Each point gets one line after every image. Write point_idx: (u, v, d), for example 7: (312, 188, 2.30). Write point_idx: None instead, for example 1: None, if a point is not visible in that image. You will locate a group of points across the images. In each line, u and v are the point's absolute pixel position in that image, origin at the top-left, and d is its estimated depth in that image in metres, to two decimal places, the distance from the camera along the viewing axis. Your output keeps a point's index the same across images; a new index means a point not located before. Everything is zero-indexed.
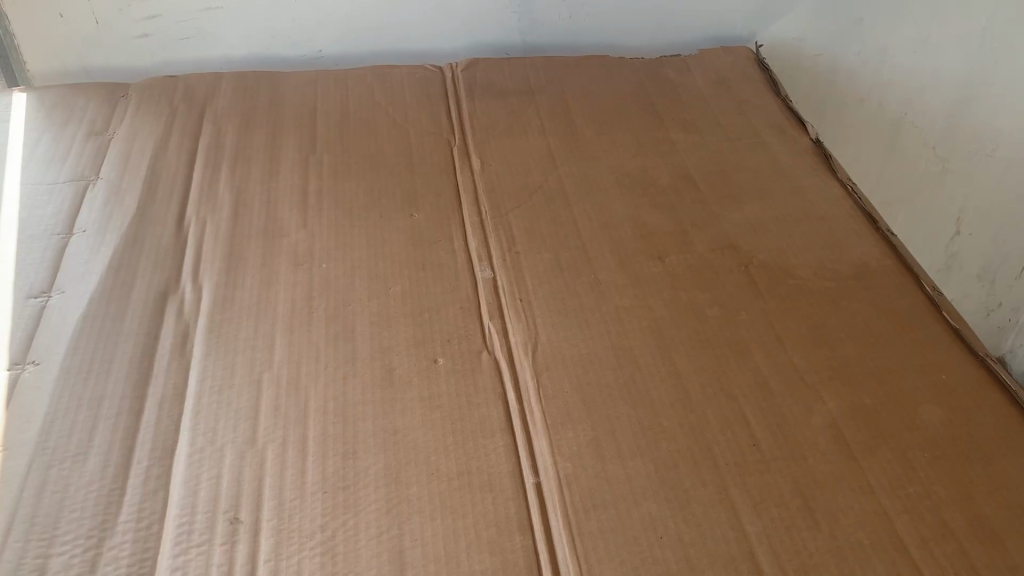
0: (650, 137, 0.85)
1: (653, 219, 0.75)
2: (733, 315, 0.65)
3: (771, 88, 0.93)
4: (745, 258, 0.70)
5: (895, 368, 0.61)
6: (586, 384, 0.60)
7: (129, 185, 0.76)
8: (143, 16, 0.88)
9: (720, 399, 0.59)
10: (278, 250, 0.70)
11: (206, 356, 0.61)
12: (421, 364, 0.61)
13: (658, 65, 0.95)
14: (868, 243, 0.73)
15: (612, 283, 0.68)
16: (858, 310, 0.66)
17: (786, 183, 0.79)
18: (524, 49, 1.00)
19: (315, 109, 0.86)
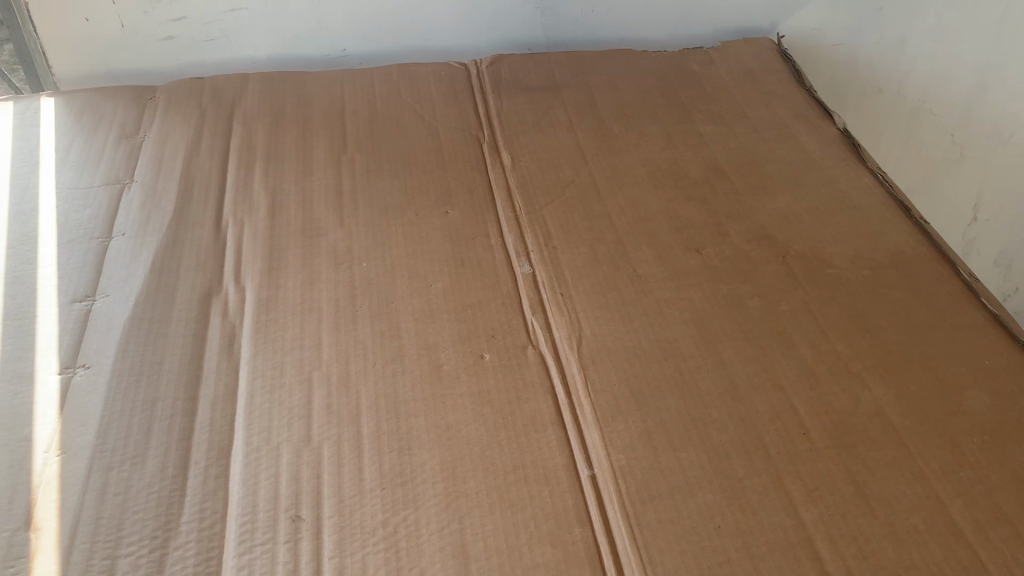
0: (678, 129, 0.85)
1: (686, 211, 0.75)
2: (774, 305, 0.66)
3: (794, 78, 0.93)
4: (781, 248, 0.71)
5: (937, 354, 0.62)
6: (634, 377, 0.60)
7: (164, 188, 0.76)
8: (168, 18, 0.89)
9: (768, 389, 0.59)
10: (317, 250, 0.71)
11: (254, 357, 0.62)
12: (468, 360, 0.62)
13: (682, 58, 0.95)
14: (902, 230, 0.73)
15: (651, 276, 0.69)
16: (896, 297, 0.66)
17: (817, 173, 0.79)
18: (546, 45, 1.01)
19: (343, 107, 0.87)
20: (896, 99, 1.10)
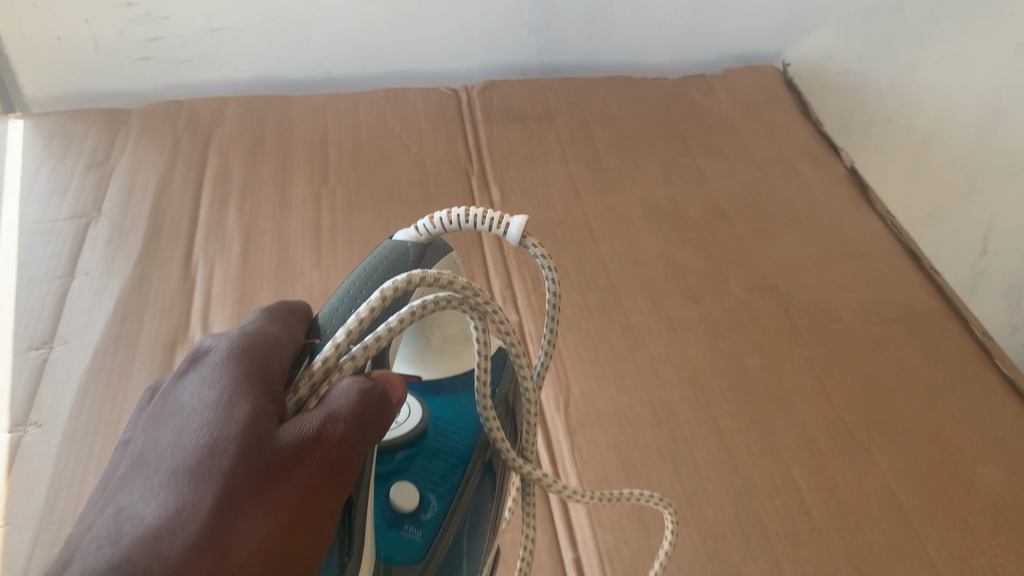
0: (677, 165, 0.81)
1: (684, 256, 0.71)
2: (775, 364, 0.62)
3: (799, 110, 0.89)
4: (783, 299, 0.67)
5: (947, 424, 0.58)
6: (624, 445, 0.56)
7: (133, 223, 0.72)
8: (145, 38, 0.84)
9: (767, 460, 0.55)
10: (292, 294, 0.67)
11: None
12: None
13: (682, 86, 0.91)
14: (911, 281, 0.69)
15: (645, 329, 0.65)
16: (905, 358, 0.62)
17: (822, 215, 0.75)
18: (540, 69, 0.96)
19: (326, 135, 0.83)
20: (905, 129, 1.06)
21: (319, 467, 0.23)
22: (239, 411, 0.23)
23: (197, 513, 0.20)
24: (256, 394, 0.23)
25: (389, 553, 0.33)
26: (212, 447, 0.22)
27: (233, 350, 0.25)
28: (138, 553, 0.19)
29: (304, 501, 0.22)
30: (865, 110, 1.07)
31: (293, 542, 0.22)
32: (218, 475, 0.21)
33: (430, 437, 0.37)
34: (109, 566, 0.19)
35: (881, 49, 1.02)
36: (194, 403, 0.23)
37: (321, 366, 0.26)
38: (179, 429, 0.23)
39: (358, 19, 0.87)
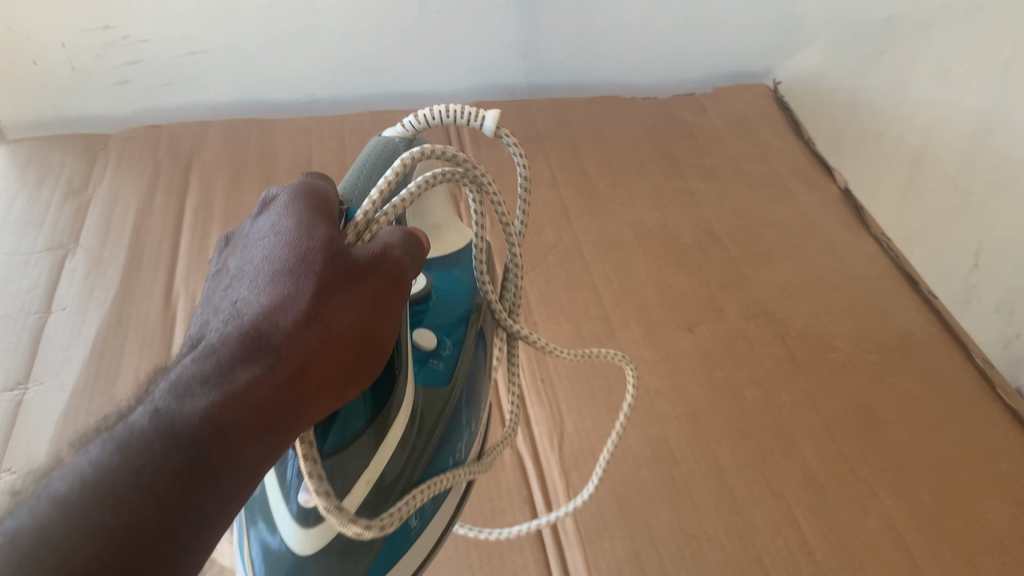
0: (669, 187, 0.80)
1: (678, 282, 0.70)
2: (773, 396, 0.60)
3: (791, 129, 0.88)
4: (780, 328, 0.66)
5: (951, 457, 0.56)
6: (620, 484, 0.55)
7: (111, 255, 0.70)
8: (123, 61, 0.82)
9: (768, 498, 0.54)
10: None
11: None
12: None
13: (672, 106, 0.90)
14: (909, 307, 0.68)
15: (640, 359, 0.63)
16: (906, 387, 0.61)
17: (817, 239, 0.74)
18: (528, 89, 0.95)
19: (310, 160, 0.81)
20: None
21: (387, 278, 0.28)
22: (317, 232, 0.27)
23: (298, 303, 0.25)
24: (324, 220, 0.28)
25: (424, 382, 0.35)
26: (301, 256, 0.26)
27: (299, 191, 0.29)
28: (260, 327, 0.25)
29: (381, 303, 0.27)
30: (856, 126, 1.06)
31: (366, 333, 0.27)
32: (312, 275, 0.26)
33: (434, 300, 0.39)
34: (238, 336, 0.24)
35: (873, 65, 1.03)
36: (276, 225, 0.28)
37: (362, 219, 0.29)
38: (268, 243, 0.27)
39: (342, 40, 0.85)
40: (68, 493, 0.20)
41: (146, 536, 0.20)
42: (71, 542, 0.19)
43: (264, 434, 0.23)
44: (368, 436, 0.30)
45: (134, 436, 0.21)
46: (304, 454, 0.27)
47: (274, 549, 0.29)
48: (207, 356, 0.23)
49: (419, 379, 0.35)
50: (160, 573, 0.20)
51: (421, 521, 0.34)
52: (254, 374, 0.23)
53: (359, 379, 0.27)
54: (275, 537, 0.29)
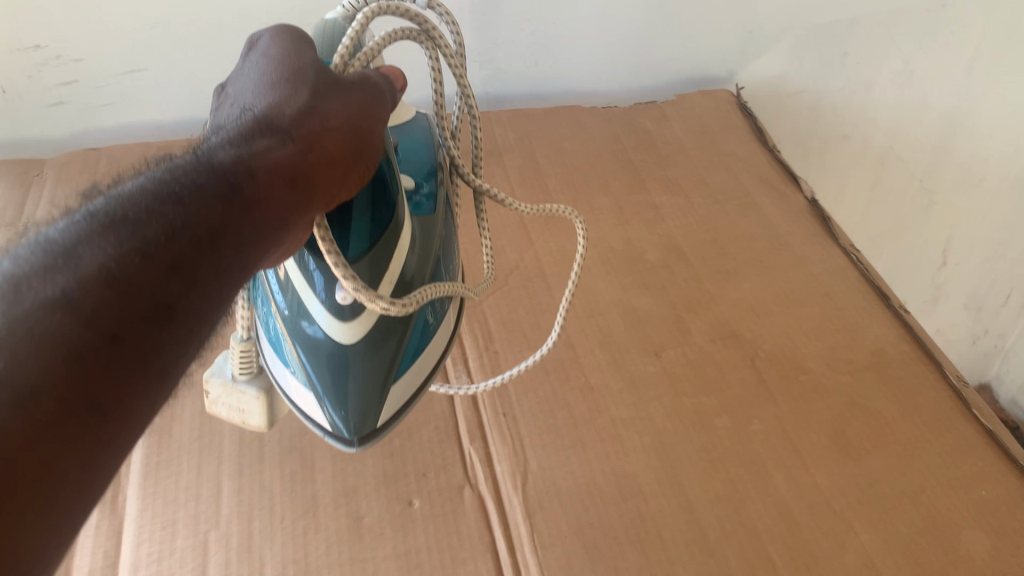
0: (631, 201, 0.77)
1: (643, 303, 0.67)
2: (744, 425, 0.58)
3: (755, 137, 0.86)
4: (749, 350, 0.63)
5: (927, 485, 0.55)
6: (587, 526, 0.52)
7: None
8: (57, 82, 0.78)
9: (740, 536, 0.52)
10: None
11: (141, 514, 0.52)
12: (394, 509, 0.53)
13: (633, 115, 0.88)
14: (881, 323, 0.66)
15: (605, 388, 0.61)
16: (880, 410, 0.59)
17: (784, 253, 0.72)
18: (485, 100, 0.92)
19: None
20: (863, 147, 1.02)
21: (366, 96, 0.36)
22: (306, 54, 0.36)
23: (296, 101, 0.34)
24: (307, 48, 0.36)
25: (418, 214, 0.45)
26: (295, 70, 0.35)
27: (283, 29, 0.37)
28: (275, 120, 0.33)
29: (366, 112, 0.36)
30: (822, 129, 1.05)
31: (358, 127, 0.35)
32: (308, 83, 0.34)
33: (405, 159, 0.47)
34: (259, 124, 0.33)
35: (834, 69, 0.99)
36: (264, 56, 0.36)
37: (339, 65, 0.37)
38: (261, 68, 0.35)
39: None
40: (133, 204, 0.27)
41: (195, 239, 0.27)
42: (141, 230, 0.26)
43: (288, 187, 0.32)
44: (381, 245, 0.39)
45: (178, 177, 0.29)
46: (327, 249, 0.36)
47: (317, 336, 0.38)
48: (239, 134, 0.32)
49: (414, 212, 0.45)
50: (230, 254, 0.29)
51: (435, 317, 0.44)
52: (274, 149, 0.32)
53: (357, 166, 0.36)
54: (314, 327, 0.39)
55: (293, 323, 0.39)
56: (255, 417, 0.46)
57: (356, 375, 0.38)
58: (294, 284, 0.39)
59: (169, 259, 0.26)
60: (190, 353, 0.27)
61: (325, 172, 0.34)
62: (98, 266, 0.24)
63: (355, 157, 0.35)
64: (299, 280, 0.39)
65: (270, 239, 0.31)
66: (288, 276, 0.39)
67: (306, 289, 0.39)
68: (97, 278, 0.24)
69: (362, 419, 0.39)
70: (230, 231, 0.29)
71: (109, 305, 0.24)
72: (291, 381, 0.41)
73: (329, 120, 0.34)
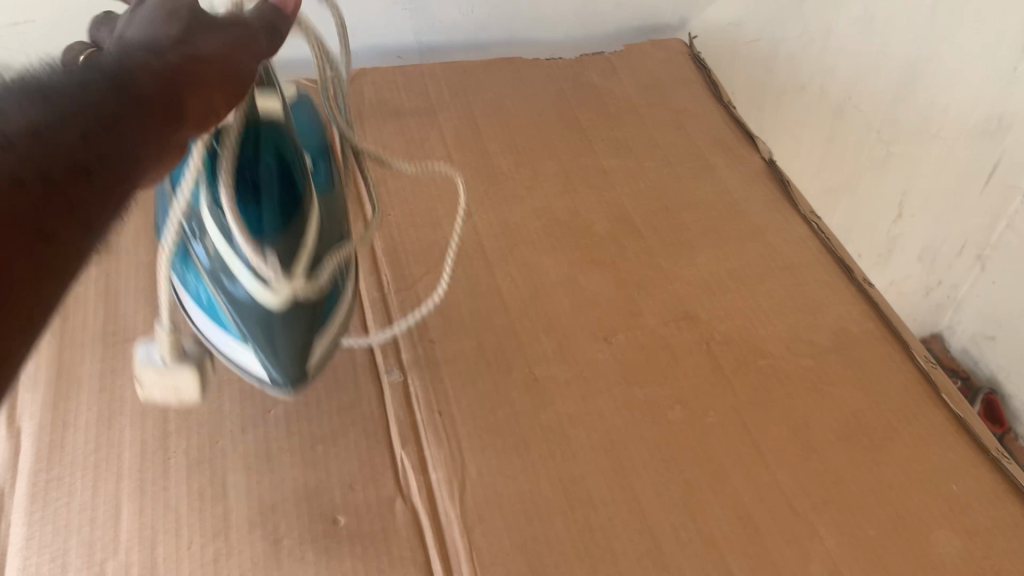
0: (578, 165, 0.71)
1: (591, 282, 0.62)
2: (700, 418, 0.54)
3: (709, 90, 0.80)
4: (705, 332, 0.59)
5: (895, 480, 0.51)
6: (531, 542, 0.48)
7: None
8: None
9: (698, 546, 0.47)
10: (122, 364, 0.55)
11: (26, 544, 0.46)
12: (317, 530, 0.47)
13: (579, 67, 0.81)
14: (844, 297, 0.62)
15: (551, 381, 0.56)
16: (843, 397, 0.55)
17: (741, 221, 0.67)
18: (419, 52, 0.84)
19: None
20: (818, 97, 0.96)
21: (244, 29, 0.41)
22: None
23: (167, 25, 0.37)
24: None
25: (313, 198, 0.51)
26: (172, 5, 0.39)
27: None
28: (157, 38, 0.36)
29: (247, 39, 0.40)
30: (777, 79, 0.96)
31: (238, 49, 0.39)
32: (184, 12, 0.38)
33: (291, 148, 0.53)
34: (138, 40, 0.36)
35: (793, 16, 0.89)
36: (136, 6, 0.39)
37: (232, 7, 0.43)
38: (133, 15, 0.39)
39: None
40: (44, 84, 0.30)
41: (98, 118, 0.30)
42: (55, 101, 0.30)
43: (176, 88, 0.35)
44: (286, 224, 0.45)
45: (75, 70, 0.32)
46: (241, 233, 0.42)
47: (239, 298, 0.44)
48: (126, 48, 0.35)
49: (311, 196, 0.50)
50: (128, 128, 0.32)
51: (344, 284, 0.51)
52: (152, 54, 0.35)
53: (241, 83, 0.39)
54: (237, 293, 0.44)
55: (222, 290, 0.45)
56: (189, 389, 0.51)
57: (280, 329, 0.44)
58: (217, 251, 0.44)
59: (81, 127, 0.30)
60: (104, 219, 0.30)
61: (204, 82, 0.36)
62: (15, 119, 0.28)
63: (234, 81, 0.38)
64: (221, 247, 0.43)
65: (165, 136, 0.34)
66: (211, 246, 0.44)
67: (228, 252, 0.43)
68: (18, 129, 0.28)
69: (291, 368, 0.45)
70: (135, 131, 0.32)
71: (25, 152, 0.28)
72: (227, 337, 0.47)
73: (205, 51, 0.37)
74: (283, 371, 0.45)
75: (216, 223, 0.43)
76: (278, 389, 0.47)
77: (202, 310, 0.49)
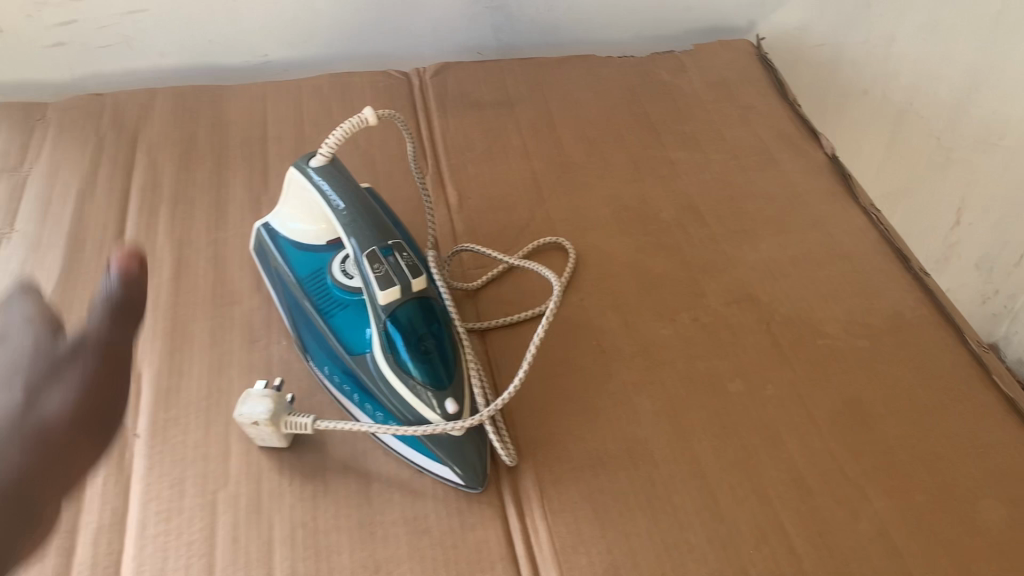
0: (647, 156, 0.75)
1: (657, 264, 0.66)
2: (759, 389, 0.57)
3: (775, 89, 0.83)
4: (764, 313, 0.62)
5: (944, 452, 0.54)
6: (598, 493, 0.52)
7: (51, 243, 0.65)
8: (55, 23, 0.76)
9: (753, 503, 0.51)
10: (230, 322, 0.61)
11: (148, 473, 0.52)
12: (404, 475, 0.52)
13: (650, 66, 0.85)
14: (900, 285, 0.65)
15: (618, 353, 0.60)
16: (897, 375, 0.58)
17: (802, 213, 0.70)
18: (496, 49, 0.90)
19: (265, 133, 0.76)
20: (881, 101, 0.98)
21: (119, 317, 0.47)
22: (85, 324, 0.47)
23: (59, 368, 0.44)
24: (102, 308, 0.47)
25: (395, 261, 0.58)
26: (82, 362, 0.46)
27: (73, 343, 0.46)
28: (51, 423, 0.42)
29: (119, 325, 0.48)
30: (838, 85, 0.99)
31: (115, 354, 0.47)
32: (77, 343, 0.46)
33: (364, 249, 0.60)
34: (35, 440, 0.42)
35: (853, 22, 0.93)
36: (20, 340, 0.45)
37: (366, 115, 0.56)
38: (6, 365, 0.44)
39: None
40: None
41: None
42: None
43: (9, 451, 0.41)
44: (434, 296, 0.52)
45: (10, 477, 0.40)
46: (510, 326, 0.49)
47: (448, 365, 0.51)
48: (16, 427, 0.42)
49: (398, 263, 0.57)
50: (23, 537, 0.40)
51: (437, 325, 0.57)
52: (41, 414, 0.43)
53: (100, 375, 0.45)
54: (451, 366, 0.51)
55: (383, 331, 0.51)
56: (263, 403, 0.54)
57: (438, 366, 0.51)
58: (379, 299, 0.51)
59: None
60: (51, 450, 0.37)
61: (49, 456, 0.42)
62: None
63: (100, 365, 0.46)
64: (385, 291, 0.50)
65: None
66: (374, 299, 0.51)
67: (393, 296, 0.51)
68: None
69: (445, 404, 0.51)
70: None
71: None
72: (377, 383, 0.52)
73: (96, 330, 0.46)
74: (437, 410, 0.50)
75: (381, 272, 0.51)
76: (427, 440, 0.51)
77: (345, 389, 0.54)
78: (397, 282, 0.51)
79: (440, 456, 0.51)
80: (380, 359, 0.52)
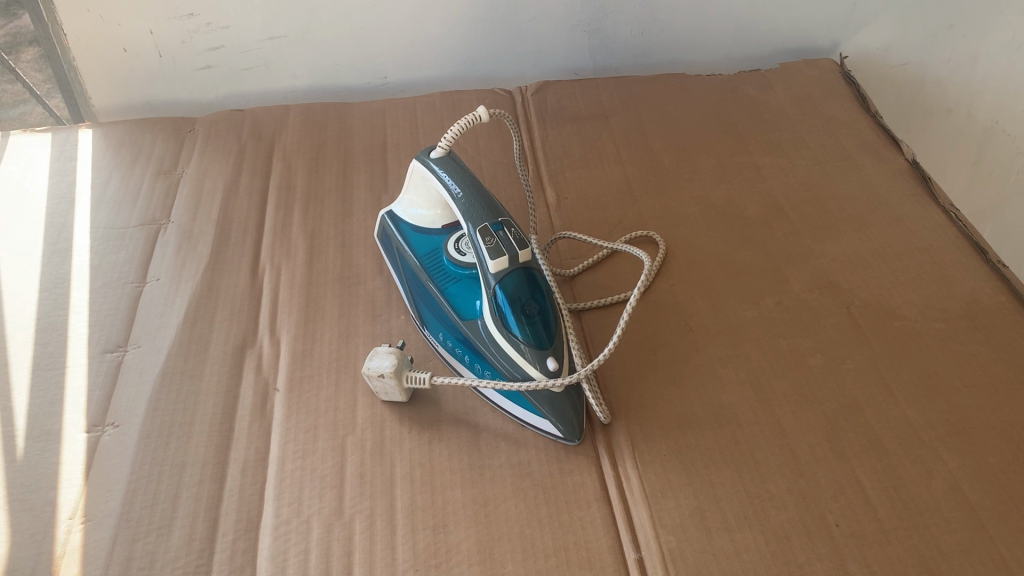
0: (734, 162, 0.81)
1: (742, 256, 0.71)
2: (838, 362, 0.62)
3: (858, 103, 0.88)
4: (845, 298, 0.66)
5: (1018, 421, 0.57)
6: (684, 447, 0.57)
7: (201, 230, 0.75)
8: (205, 48, 0.86)
9: (832, 461, 0.55)
10: (356, 299, 0.69)
11: (286, 419, 0.59)
12: (509, 429, 0.59)
13: (738, 82, 0.91)
14: (979, 276, 0.68)
15: (705, 331, 0.65)
16: (973, 354, 0.62)
17: (883, 211, 0.75)
18: (593, 69, 0.97)
19: (385, 142, 0.85)
20: (965, 120, 1.01)
21: None
22: None
23: None
24: None
25: None
26: None
27: None
28: None
29: None
30: (924, 101, 1.01)
31: None
32: None
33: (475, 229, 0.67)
34: None
35: (938, 39, 0.96)
36: None
37: (478, 114, 0.62)
38: None
39: (411, 24, 0.88)
40: None
41: None
42: None
43: None
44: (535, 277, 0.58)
45: None
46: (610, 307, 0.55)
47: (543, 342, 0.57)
48: None
49: None
50: None
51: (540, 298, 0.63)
52: None
53: None
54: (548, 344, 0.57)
55: (493, 298, 0.57)
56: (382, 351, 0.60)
57: (540, 329, 0.56)
58: (490, 269, 0.57)
59: None
60: None
61: None
62: None
63: None
64: (496, 262, 0.56)
65: None
66: (486, 269, 0.57)
67: (502, 266, 0.57)
68: None
69: (546, 362, 0.56)
70: None
71: None
72: (488, 345, 0.58)
73: None
74: (538, 366, 0.56)
75: (492, 244, 0.57)
76: (531, 394, 0.56)
77: (459, 352, 0.61)
78: (506, 252, 0.56)
79: (542, 410, 0.56)
80: (491, 323, 0.58)
